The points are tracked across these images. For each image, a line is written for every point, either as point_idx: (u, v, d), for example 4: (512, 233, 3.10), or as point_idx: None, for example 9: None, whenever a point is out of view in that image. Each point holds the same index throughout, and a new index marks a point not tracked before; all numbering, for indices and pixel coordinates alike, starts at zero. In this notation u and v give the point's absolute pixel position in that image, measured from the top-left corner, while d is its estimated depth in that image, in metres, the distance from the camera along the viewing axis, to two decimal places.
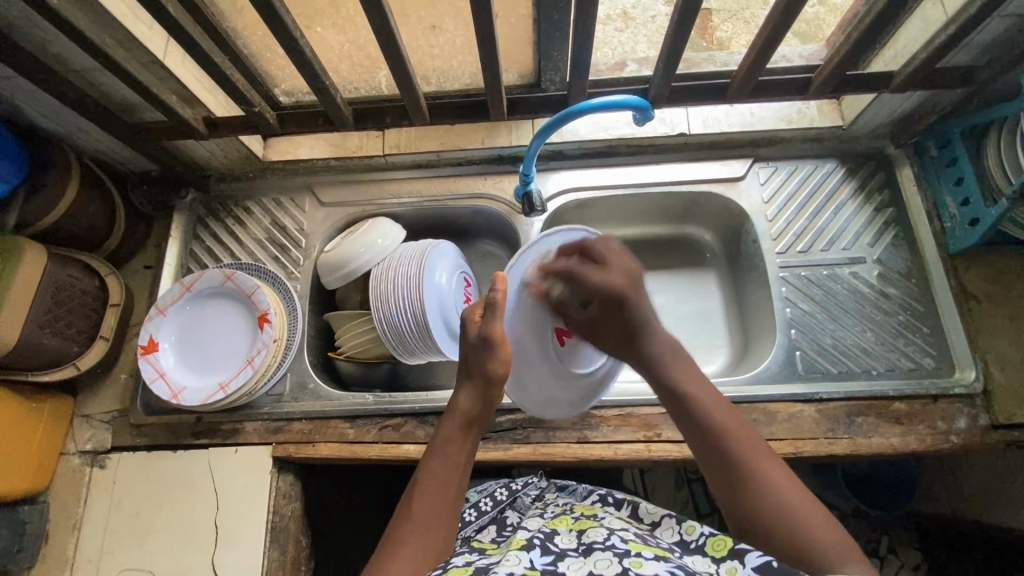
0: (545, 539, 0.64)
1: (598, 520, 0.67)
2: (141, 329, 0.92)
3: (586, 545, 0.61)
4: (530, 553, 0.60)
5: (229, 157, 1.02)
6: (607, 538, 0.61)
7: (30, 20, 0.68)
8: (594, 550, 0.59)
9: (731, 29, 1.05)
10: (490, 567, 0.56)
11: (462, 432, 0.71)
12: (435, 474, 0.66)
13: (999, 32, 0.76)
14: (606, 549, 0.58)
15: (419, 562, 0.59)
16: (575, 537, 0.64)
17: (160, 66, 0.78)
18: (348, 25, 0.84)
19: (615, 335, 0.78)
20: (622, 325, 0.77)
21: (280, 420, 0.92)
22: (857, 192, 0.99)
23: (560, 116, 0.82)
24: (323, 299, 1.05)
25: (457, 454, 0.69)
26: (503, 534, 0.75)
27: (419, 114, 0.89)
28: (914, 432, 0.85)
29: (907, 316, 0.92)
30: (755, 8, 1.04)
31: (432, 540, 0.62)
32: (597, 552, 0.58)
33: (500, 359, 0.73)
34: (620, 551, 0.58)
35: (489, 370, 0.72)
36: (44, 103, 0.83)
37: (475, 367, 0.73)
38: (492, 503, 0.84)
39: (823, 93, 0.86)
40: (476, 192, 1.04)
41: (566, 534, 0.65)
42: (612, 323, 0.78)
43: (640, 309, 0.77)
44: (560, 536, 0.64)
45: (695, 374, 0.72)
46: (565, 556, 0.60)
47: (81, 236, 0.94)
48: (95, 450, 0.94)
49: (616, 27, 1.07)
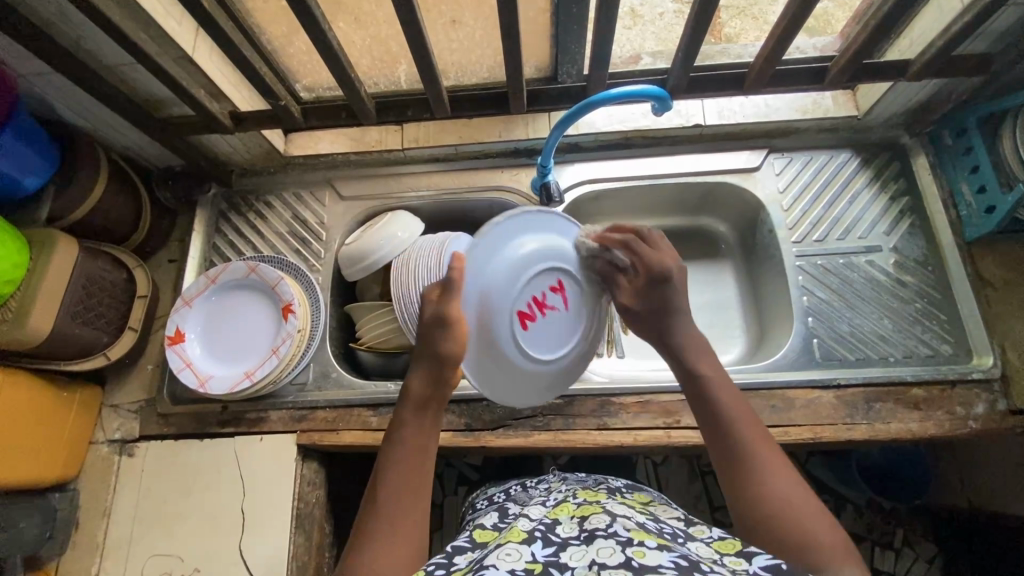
0: (545, 530, 0.62)
1: (599, 507, 0.66)
2: (168, 320, 0.94)
3: (588, 532, 0.59)
4: (530, 546, 0.58)
5: (251, 152, 1.04)
6: (609, 526, 0.59)
7: (67, 16, 0.70)
8: (597, 537, 0.57)
9: (739, 24, 1.05)
10: (486, 563, 0.54)
11: (422, 415, 0.67)
12: (397, 465, 0.63)
13: (1014, 20, 0.77)
14: (608, 537, 0.56)
15: (382, 555, 0.57)
16: (577, 523, 0.62)
17: (188, 61, 0.79)
18: (369, 20, 0.85)
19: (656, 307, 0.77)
20: (655, 312, 0.77)
21: (304, 409, 0.94)
22: (872, 181, 1.00)
23: (581, 106, 0.83)
24: (344, 291, 1.06)
25: (414, 442, 0.65)
26: (506, 517, 0.74)
27: (440, 107, 0.91)
28: (932, 417, 0.86)
29: (924, 304, 0.93)
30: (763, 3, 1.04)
31: (405, 533, 0.59)
32: (598, 540, 0.56)
33: (456, 340, 0.68)
34: (622, 539, 0.56)
35: (442, 352, 0.68)
36: (75, 99, 0.85)
37: (429, 347, 0.69)
38: (502, 496, 0.85)
39: (839, 83, 0.87)
40: (494, 185, 1.06)
41: (568, 522, 0.63)
42: (656, 300, 0.77)
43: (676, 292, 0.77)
44: (561, 524, 0.63)
45: (723, 375, 0.71)
46: (567, 545, 0.58)
47: (109, 230, 0.97)
48: (123, 439, 0.96)
49: (623, 24, 1.08)
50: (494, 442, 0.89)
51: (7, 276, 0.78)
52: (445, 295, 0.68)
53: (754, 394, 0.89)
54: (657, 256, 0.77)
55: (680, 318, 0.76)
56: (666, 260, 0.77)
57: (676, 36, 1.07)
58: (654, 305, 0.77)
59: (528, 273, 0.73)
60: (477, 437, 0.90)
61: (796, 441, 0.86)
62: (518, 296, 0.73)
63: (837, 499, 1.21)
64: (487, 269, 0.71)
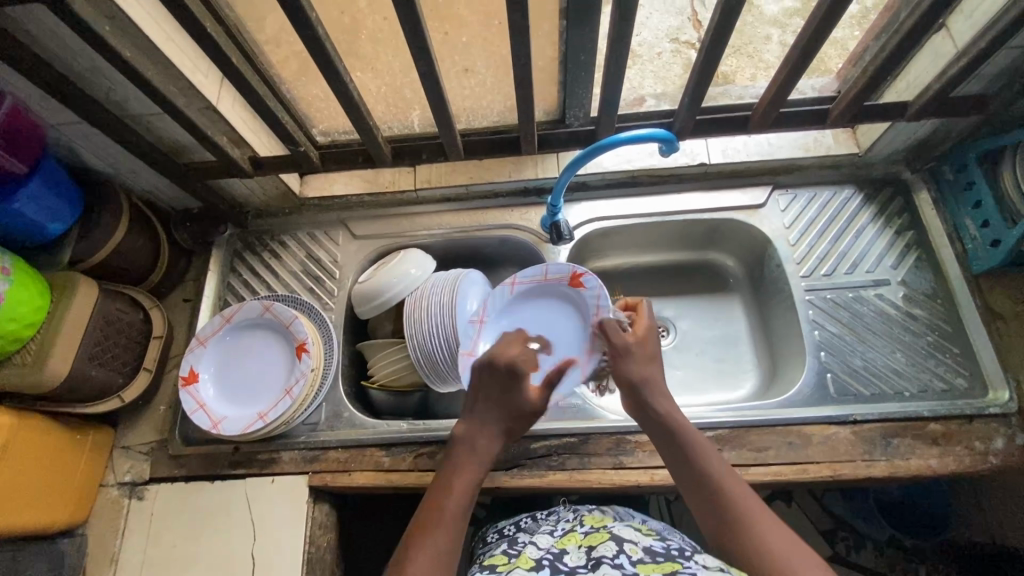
0: (555, 559, 0.67)
1: (605, 532, 0.70)
2: (182, 360, 0.95)
3: (595, 560, 0.64)
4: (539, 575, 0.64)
5: (268, 194, 1.07)
6: (615, 554, 0.64)
7: (99, 70, 0.73)
8: (603, 565, 0.62)
9: (734, 63, 1.17)
10: None
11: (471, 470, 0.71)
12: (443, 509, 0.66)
13: (1008, 62, 0.79)
14: (613, 567, 0.61)
15: None
16: (585, 552, 0.66)
17: (213, 111, 0.82)
18: (386, 70, 0.90)
19: (630, 356, 0.80)
20: (648, 356, 0.81)
21: (316, 449, 0.94)
22: (876, 216, 1.02)
23: (590, 149, 0.86)
24: (356, 328, 1.07)
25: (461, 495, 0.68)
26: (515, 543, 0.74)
27: (454, 150, 0.93)
28: (952, 453, 0.85)
29: (935, 337, 0.93)
30: (758, 43, 1.17)
31: None
32: (604, 569, 0.61)
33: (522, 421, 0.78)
34: (627, 571, 0.60)
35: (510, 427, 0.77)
36: (100, 146, 0.87)
37: (504, 415, 0.77)
38: (513, 527, 0.84)
39: (841, 123, 0.89)
40: (504, 223, 1.08)
41: (575, 551, 0.67)
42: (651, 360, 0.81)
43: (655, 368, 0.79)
44: (568, 553, 0.67)
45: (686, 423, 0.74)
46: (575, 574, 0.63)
47: (127, 272, 0.98)
48: (134, 481, 0.95)
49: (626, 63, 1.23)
50: (508, 482, 0.88)
51: (26, 319, 0.79)
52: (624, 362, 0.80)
53: (769, 431, 0.88)
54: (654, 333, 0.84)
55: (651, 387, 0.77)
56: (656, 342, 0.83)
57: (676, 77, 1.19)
58: (648, 365, 0.80)
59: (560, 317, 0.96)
60: (491, 477, 0.89)
61: (815, 479, 0.85)
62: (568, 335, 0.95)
63: (856, 537, 1.19)
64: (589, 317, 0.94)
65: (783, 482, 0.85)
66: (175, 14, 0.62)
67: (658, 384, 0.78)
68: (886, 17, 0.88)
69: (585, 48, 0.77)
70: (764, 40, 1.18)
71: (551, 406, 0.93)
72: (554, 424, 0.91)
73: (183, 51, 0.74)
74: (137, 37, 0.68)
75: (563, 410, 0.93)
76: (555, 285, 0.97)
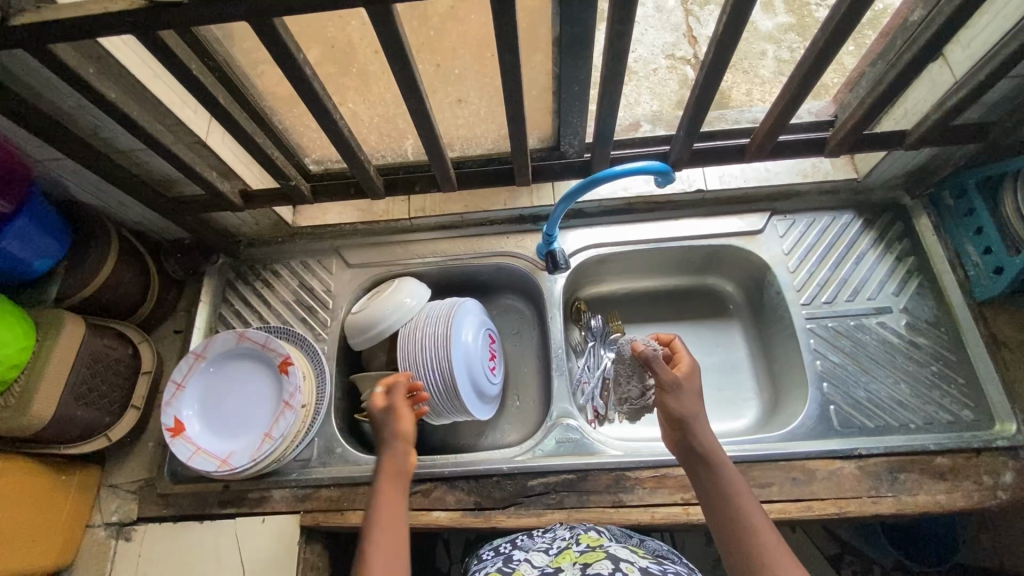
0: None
1: (601, 552, 0.68)
2: (164, 412, 0.91)
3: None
4: None
5: (260, 224, 1.05)
6: (611, 570, 0.62)
7: (85, 108, 0.72)
8: None
9: (733, 78, 1.19)
10: None
11: (397, 480, 0.72)
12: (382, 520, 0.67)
13: (1008, 91, 0.78)
14: None
15: None
16: (580, 568, 0.64)
17: (202, 146, 0.81)
18: (378, 100, 0.89)
19: (677, 391, 0.73)
20: (695, 390, 0.74)
21: (308, 487, 0.91)
22: (876, 242, 1.01)
23: (586, 182, 0.84)
24: (350, 360, 1.05)
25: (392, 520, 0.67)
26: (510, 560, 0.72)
27: (447, 182, 0.91)
28: (960, 488, 0.83)
29: (940, 366, 0.91)
30: (753, 58, 1.20)
31: None
32: None
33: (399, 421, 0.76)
34: None
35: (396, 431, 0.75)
36: (88, 181, 0.86)
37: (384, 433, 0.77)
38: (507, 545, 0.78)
39: (840, 152, 0.88)
40: (500, 251, 1.07)
41: (571, 569, 0.65)
42: (694, 396, 0.74)
43: (695, 401, 0.73)
44: (564, 570, 0.65)
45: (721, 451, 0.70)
46: None
47: (115, 306, 0.97)
48: (121, 521, 0.93)
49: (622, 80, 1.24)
50: (505, 522, 0.86)
51: (11, 360, 0.77)
52: (667, 397, 0.73)
53: (772, 466, 0.86)
54: (692, 366, 0.77)
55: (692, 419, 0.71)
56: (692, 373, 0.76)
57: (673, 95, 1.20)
58: (694, 399, 0.73)
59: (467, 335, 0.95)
60: (487, 517, 0.86)
61: (820, 516, 0.83)
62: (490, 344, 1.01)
63: (863, 563, 1.15)
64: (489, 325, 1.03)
65: (787, 519, 0.83)
66: (160, 57, 0.61)
67: (702, 418, 0.72)
68: (882, 45, 0.88)
69: (579, 79, 0.75)
70: (759, 56, 1.21)
71: (550, 440, 0.91)
72: (552, 460, 0.89)
73: (170, 88, 0.73)
74: (123, 77, 0.66)
75: (562, 445, 0.91)
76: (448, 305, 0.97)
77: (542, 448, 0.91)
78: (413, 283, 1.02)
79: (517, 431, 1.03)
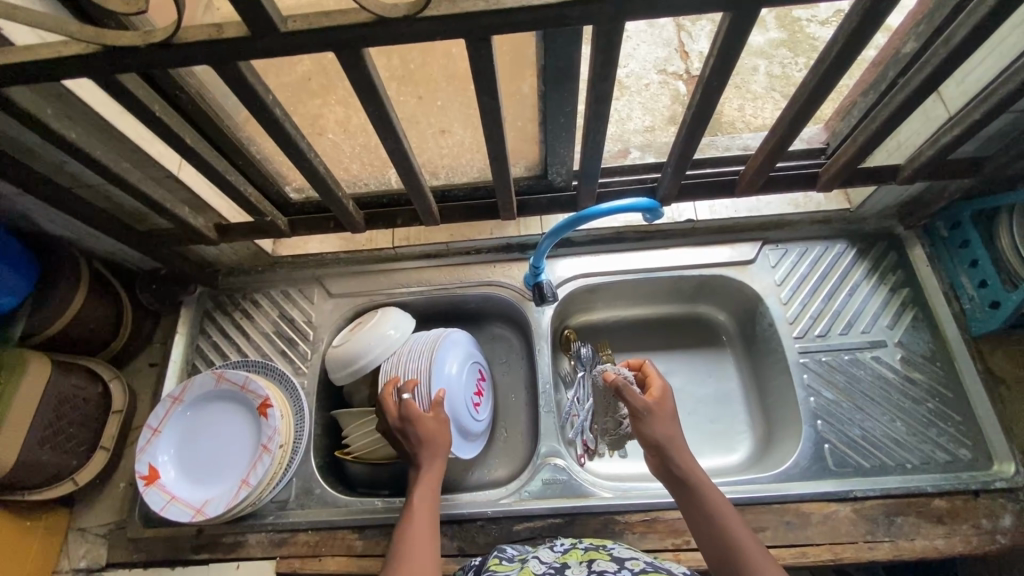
0: (556, 573, 0.60)
1: (607, 551, 0.65)
2: (138, 459, 0.88)
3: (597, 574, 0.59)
4: None
5: (239, 253, 1.02)
6: (618, 569, 0.59)
7: (47, 146, 0.69)
8: None
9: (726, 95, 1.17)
10: None
11: (434, 482, 0.77)
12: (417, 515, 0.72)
13: (1004, 126, 0.76)
14: None
15: None
16: (586, 567, 0.61)
17: (173, 180, 0.78)
18: (358, 130, 0.90)
19: (648, 417, 0.74)
20: (667, 414, 0.75)
21: (285, 532, 0.88)
22: (869, 273, 0.98)
23: (572, 219, 0.82)
24: (331, 394, 1.02)
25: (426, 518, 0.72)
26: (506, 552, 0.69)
27: (430, 218, 0.87)
28: (959, 533, 0.81)
29: (936, 404, 0.89)
30: (745, 75, 1.19)
31: None
32: None
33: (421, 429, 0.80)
34: None
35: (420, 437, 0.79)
36: (55, 215, 0.83)
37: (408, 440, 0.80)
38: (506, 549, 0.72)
39: (833, 186, 0.86)
40: (486, 280, 1.04)
41: (577, 565, 0.62)
42: (666, 416, 0.75)
43: (669, 423, 0.74)
44: (570, 567, 0.62)
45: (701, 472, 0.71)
46: None
47: (87, 341, 0.93)
48: (89, 568, 0.89)
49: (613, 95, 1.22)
50: None
51: None
52: (642, 422, 0.74)
53: (766, 509, 0.83)
54: (665, 388, 0.78)
55: (666, 443, 0.72)
56: (664, 395, 0.77)
57: (663, 112, 1.18)
58: (666, 419, 0.74)
59: (451, 367, 0.92)
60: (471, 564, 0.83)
61: (814, 563, 0.80)
62: (477, 376, 0.98)
63: None
64: (476, 357, 0.99)
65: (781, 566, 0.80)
66: (122, 99, 0.58)
67: (679, 441, 0.73)
68: (874, 75, 0.86)
69: (564, 113, 0.72)
70: (751, 73, 1.19)
71: (536, 481, 0.88)
72: (539, 504, 0.86)
73: (137, 125, 0.70)
74: (86, 116, 0.64)
75: (549, 487, 0.87)
76: (430, 336, 0.94)
77: (529, 490, 0.87)
78: (393, 311, 0.99)
79: (505, 466, 1.00)
